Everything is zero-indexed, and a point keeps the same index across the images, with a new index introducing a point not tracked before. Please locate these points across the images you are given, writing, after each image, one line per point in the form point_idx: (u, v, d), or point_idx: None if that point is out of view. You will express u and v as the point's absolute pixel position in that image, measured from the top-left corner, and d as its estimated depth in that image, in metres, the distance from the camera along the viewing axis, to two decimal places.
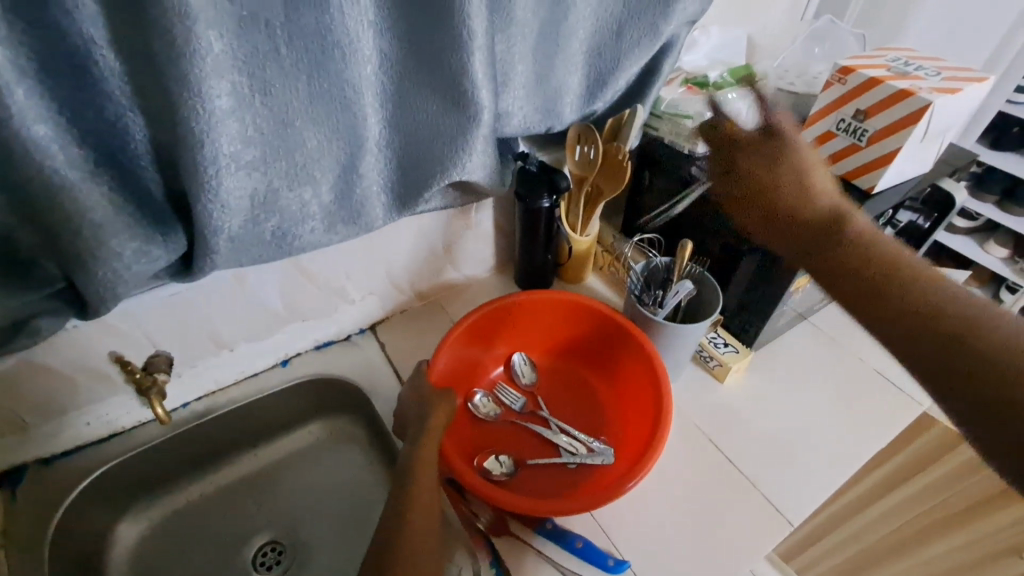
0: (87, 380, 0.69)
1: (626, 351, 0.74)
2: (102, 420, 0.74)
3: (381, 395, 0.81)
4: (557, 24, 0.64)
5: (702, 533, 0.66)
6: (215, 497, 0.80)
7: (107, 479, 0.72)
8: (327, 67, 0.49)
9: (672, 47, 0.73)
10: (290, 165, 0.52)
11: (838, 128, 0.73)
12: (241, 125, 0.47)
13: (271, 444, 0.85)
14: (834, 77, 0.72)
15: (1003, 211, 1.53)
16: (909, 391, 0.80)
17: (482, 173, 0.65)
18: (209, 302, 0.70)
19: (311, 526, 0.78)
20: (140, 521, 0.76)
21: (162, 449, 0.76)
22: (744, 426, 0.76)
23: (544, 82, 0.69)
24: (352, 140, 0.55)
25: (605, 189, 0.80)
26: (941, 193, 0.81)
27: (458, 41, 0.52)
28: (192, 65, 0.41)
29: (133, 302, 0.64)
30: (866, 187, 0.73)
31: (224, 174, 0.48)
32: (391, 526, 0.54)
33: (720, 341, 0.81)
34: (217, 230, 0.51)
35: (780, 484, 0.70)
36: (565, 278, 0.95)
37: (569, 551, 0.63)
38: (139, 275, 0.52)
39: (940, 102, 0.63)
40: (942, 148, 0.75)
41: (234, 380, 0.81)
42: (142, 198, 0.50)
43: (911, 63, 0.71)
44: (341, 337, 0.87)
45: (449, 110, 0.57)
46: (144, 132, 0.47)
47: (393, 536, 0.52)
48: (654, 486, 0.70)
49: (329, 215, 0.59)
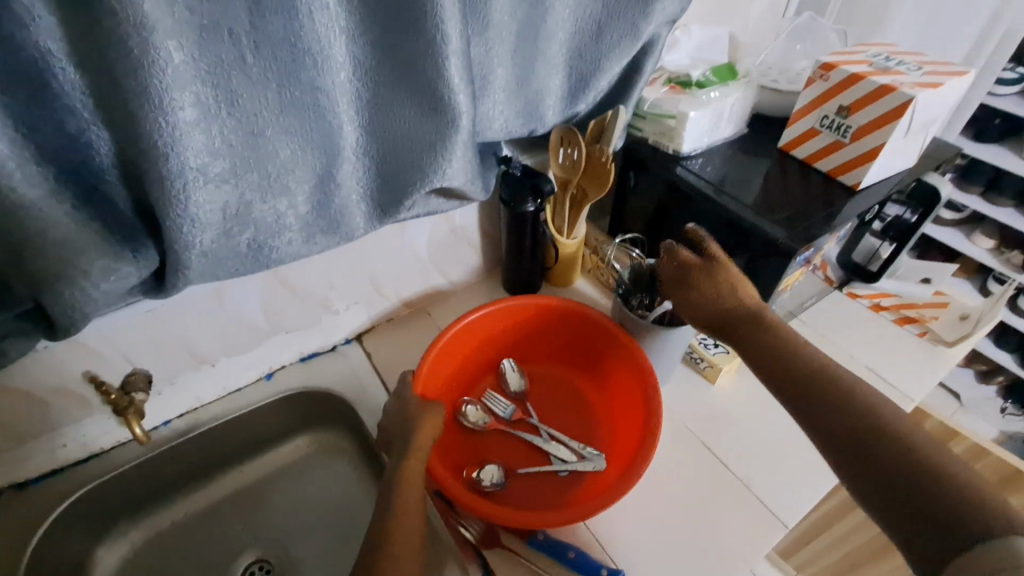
0: (61, 401, 0.67)
1: (615, 355, 0.73)
2: (79, 441, 0.72)
3: (367, 406, 0.79)
4: (534, 27, 0.63)
5: (696, 539, 0.65)
6: (199, 516, 0.78)
7: (86, 501, 0.70)
8: (298, 75, 0.48)
9: (653, 47, 0.72)
10: (263, 176, 0.51)
11: (821, 126, 0.73)
12: (207, 136, 0.45)
13: (257, 460, 0.83)
14: (816, 73, 0.71)
15: (988, 202, 1.54)
16: (900, 386, 0.80)
17: (463, 178, 0.63)
18: (188, 318, 0.68)
19: (298, 543, 0.76)
20: (122, 544, 0.74)
21: (142, 470, 0.74)
22: (735, 427, 0.75)
23: (524, 84, 0.68)
24: (328, 148, 0.54)
25: (589, 191, 0.80)
26: (927, 189, 0.78)
27: (433, 43, 0.50)
28: (152, 76, 0.39)
29: (108, 320, 0.62)
30: (851, 183, 0.72)
31: (192, 187, 0.46)
32: (377, 547, 0.52)
33: (710, 341, 0.80)
34: (189, 245, 0.49)
35: (776, 486, 0.69)
36: (554, 282, 0.94)
37: (561, 562, 0.62)
38: (108, 294, 0.51)
39: (922, 96, 0.63)
40: (927, 141, 0.75)
41: (216, 396, 0.80)
42: (109, 214, 0.49)
43: (892, 58, 0.71)
44: (326, 349, 0.86)
45: (426, 116, 0.56)
46: (109, 146, 0.45)
47: (378, 556, 0.51)
48: (648, 492, 0.69)
49: (306, 226, 0.58)
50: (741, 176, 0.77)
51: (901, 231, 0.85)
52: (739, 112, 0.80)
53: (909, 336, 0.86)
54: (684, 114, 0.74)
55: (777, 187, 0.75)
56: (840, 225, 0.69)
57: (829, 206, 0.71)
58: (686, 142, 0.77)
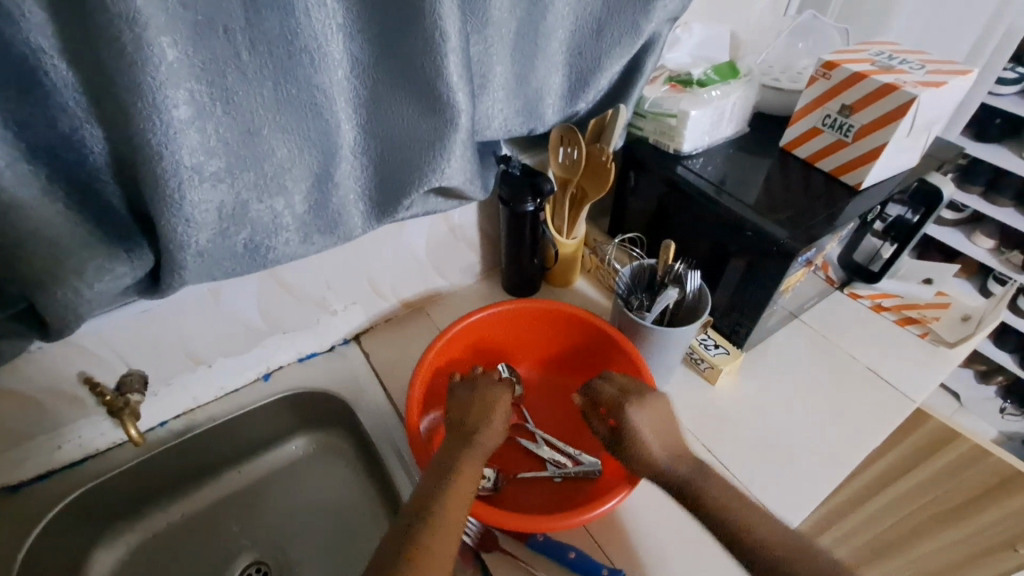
0: (56, 402, 0.66)
1: (613, 358, 0.73)
2: (75, 443, 0.71)
3: (365, 407, 0.79)
4: (534, 24, 0.63)
5: (698, 541, 0.64)
6: (196, 518, 0.77)
7: (82, 503, 0.70)
8: (295, 73, 0.47)
9: (654, 45, 0.71)
10: (259, 176, 0.50)
11: (823, 125, 0.72)
12: (202, 135, 0.45)
13: (254, 461, 0.82)
14: (818, 72, 0.70)
15: (988, 202, 1.54)
16: (903, 387, 0.79)
17: (462, 178, 0.63)
18: (184, 318, 0.67)
19: (296, 545, 0.75)
20: (118, 546, 0.73)
21: (137, 471, 0.73)
22: (736, 429, 0.75)
23: (524, 83, 0.67)
24: (325, 147, 0.53)
25: (589, 191, 0.79)
26: (929, 187, 0.77)
27: (431, 41, 0.50)
28: (145, 74, 0.39)
29: (103, 321, 0.62)
30: (853, 183, 0.72)
31: (187, 187, 0.46)
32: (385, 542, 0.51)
33: (710, 342, 0.80)
34: (184, 245, 0.49)
35: (777, 488, 0.69)
36: (553, 282, 0.93)
37: (561, 564, 0.61)
38: (102, 294, 0.50)
39: (925, 95, 0.62)
40: (930, 141, 0.74)
41: (213, 397, 0.79)
42: (103, 213, 0.48)
43: (895, 57, 0.70)
44: (324, 349, 0.85)
45: (425, 115, 0.56)
46: (103, 145, 0.45)
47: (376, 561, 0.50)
48: (649, 494, 0.69)
49: (303, 225, 0.57)
50: (742, 176, 0.76)
51: (902, 230, 0.84)
52: (740, 111, 0.80)
53: (910, 337, 0.85)
54: (685, 113, 0.74)
55: (778, 187, 0.74)
56: (841, 225, 0.69)
57: (831, 206, 0.71)
58: (687, 142, 0.77)
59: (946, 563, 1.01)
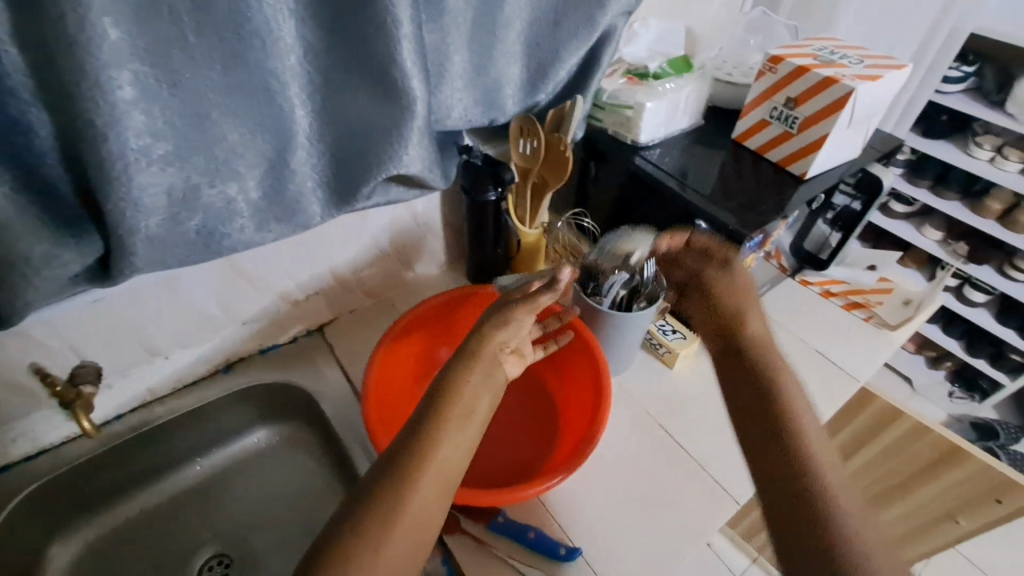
0: (5, 394, 0.64)
1: (572, 345, 0.74)
2: (28, 437, 0.69)
3: (331, 395, 0.79)
4: (492, 14, 0.63)
5: (636, 502, 0.68)
6: (158, 511, 0.76)
7: (39, 497, 0.67)
8: (245, 57, 0.47)
9: (610, 39, 0.72)
10: (209, 160, 0.50)
11: (771, 117, 0.75)
12: (149, 117, 0.45)
13: (217, 452, 0.81)
14: (766, 66, 0.73)
15: (935, 195, 1.60)
16: (848, 368, 0.83)
17: (421, 166, 0.63)
18: (140, 307, 0.66)
19: (258, 536, 0.75)
20: (74, 543, 0.71)
21: (95, 465, 0.71)
22: (689, 408, 0.78)
23: (483, 72, 0.67)
24: (280, 132, 0.54)
25: (549, 180, 0.82)
26: (871, 177, 0.81)
27: (384, 28, 0.51)
28: (89, 54, 0.39)
29: (56, 311, 0.61)
30: (799, 173, 0.75)
31: (134, 170, 0.46)
32: None
33: (668, 328, 0.83)
34: (134, 229, 0.48)
35: (728, 465, 0.72)
36: (517, 272, 0.94)
37: (521, 543, 0.63)
38: (51, 281, 0.49)
39: (862, 88, 0.66)
40: (870, 132, 0.78)
41: (172, 389, 0.78)
42: (51, 200, 0.47)
43: (836, 52, 0.74)
44: (288, 340, 0.85)
45: (382, 102, 0.56)
46: (50, 130, 0.44)
47: None
48: (595, 475, 0.71)
49: (259, 213, 0.57)
50: (696, 166, 0.79)
51: (849, 220, 0.87)
52: (695, 103, 0.82)
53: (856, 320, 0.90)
54: (641, 105, 0.76)
55: (731, 177, 0.77)
56: (789, 212, 0.72)
57: (779, 195, 0.74)
58: (643, 132, 0.79)
59: (905, 530, 1.08)
